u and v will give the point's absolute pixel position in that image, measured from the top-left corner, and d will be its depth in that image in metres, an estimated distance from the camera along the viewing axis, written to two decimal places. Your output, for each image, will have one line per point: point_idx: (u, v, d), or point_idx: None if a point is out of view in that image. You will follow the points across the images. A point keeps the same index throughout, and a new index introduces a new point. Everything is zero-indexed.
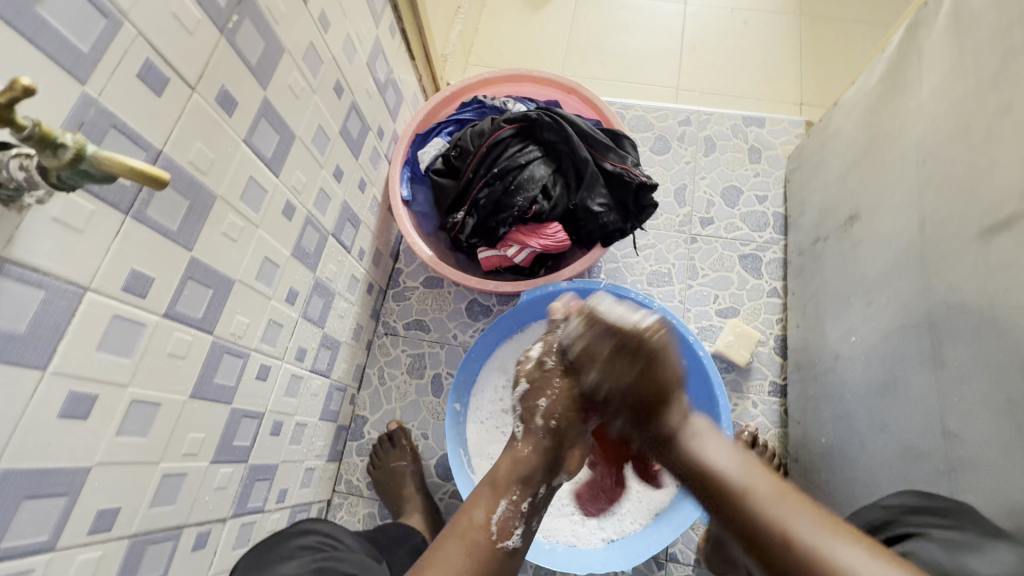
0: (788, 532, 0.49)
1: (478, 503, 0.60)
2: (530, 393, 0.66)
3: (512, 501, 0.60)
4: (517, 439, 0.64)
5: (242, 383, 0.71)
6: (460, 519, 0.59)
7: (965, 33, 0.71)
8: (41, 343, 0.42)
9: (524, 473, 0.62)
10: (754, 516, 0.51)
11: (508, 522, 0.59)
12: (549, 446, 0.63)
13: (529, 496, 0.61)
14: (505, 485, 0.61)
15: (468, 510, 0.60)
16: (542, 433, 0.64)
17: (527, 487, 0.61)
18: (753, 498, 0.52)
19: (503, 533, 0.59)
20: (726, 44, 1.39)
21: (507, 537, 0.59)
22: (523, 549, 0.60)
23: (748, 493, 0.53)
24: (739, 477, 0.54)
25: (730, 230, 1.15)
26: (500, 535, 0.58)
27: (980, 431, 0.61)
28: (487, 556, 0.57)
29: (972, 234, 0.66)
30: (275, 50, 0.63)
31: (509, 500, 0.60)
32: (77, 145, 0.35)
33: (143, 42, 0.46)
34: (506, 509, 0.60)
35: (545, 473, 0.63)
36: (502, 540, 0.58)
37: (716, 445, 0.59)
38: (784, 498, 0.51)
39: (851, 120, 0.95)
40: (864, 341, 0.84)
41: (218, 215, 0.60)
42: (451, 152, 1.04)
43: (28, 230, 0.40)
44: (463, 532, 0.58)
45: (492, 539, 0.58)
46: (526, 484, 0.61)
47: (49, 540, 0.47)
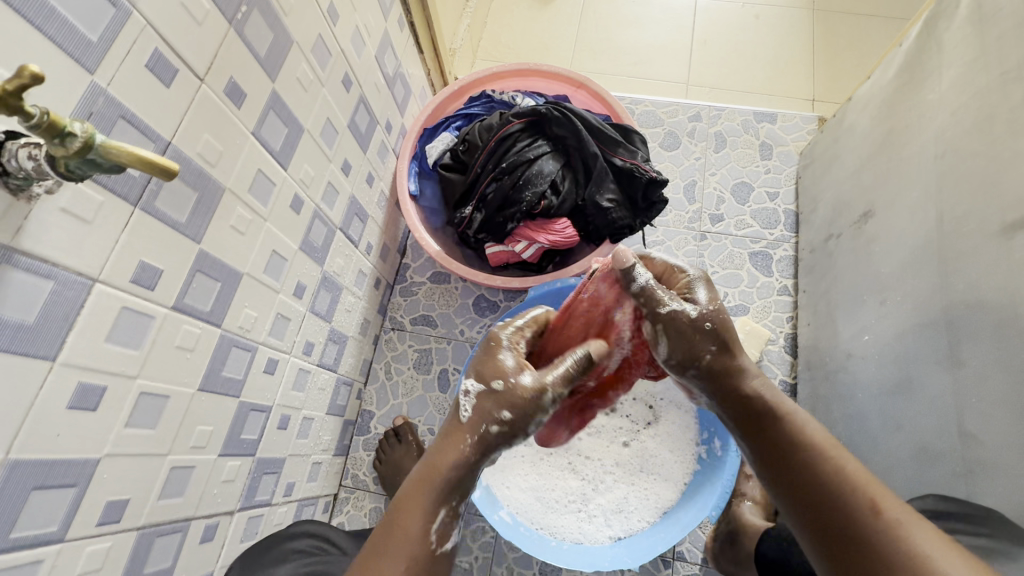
0: (876, 503, 0.47)
1: (416, 511, 0.54)
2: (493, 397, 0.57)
3: (451, 508, 0.56)
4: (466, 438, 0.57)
5: (250, 377, 0.71)
6: (395, 529, 0.53)
7: (986, 25, 0.70)
8: (51, 335, 0.42)
9: (463, 479, 0.56)
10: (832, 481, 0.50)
11: (446, 528, 0.56)
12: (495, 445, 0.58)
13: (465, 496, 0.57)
14: (441, 492, 0.55)
15: (401, 518, 0.54)
16: (490, 432, 0.57)
17: (465, 492, 0.57)
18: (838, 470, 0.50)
19: (441, 539, 0.55)
20: (738, 39, 1.37)
21: (443, 542, 0.56)
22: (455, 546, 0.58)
23: (832, 468, 0.50)
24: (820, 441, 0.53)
25: (740, 227, 1.14)
26: (438, 542, 0.55)
27: (999, 430, 0.61)
28: (425, 568, 0.53)
29: (993, 230, 0.64)
30: (284, 41, 0.63)
31: (449, 509, 0.55)
32: (85, 134, 0.35)
33: (151, 31, 0.45)
34: (446, 516, 0.56)
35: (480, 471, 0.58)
36: (441, 546, 0.55)
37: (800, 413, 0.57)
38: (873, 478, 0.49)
39: (866, 115, 0.94)
40: (877, 340, 0.83)
41: (226, 208, 0.59)
42: (459, 147, 1.04)
43: (36, 220, 0.40)
44: (400, 547, 0.53)
45: (431, 548, 0.54)
46: (463, 489, 0.57)
47: (59, 531, 0.47)
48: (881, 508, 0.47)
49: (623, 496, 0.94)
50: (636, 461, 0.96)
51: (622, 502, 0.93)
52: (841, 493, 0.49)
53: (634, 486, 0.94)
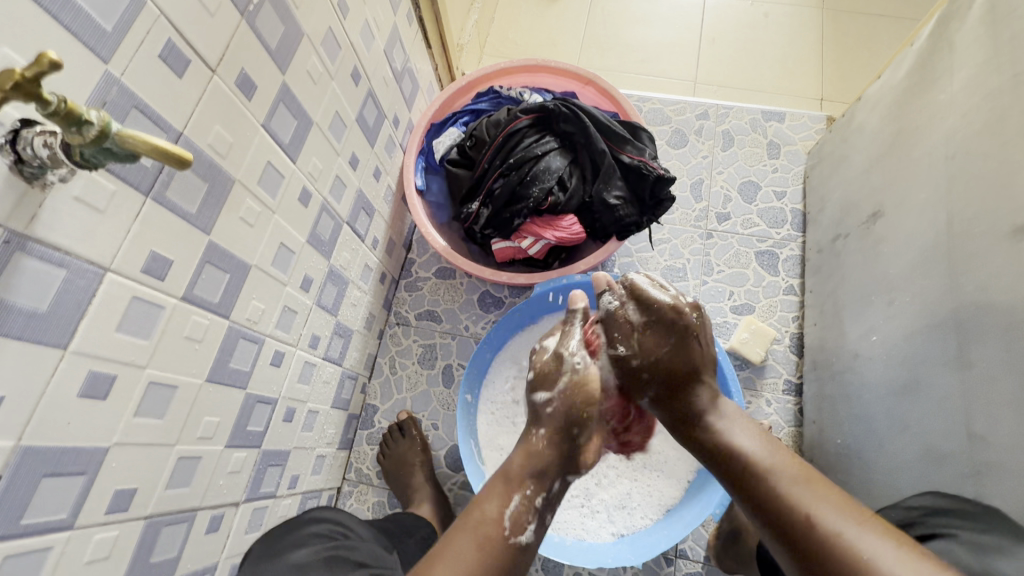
0: (812, 517, 0.49)
1: (492, 496, 0.59)
2: (535, 385, 0.70)
3: (526, 496, 0.60)
4: (533, 432, 0.66)
5: (257, 369, 0.71)
6: (472, 513, 0.58)
7: (999, 24, 0.69)
8: (62, 323, 0.43)
9: (536, 468, 0.62)
10: (782, 500, 0.52)
11: (521, 516, 0.59)
12: (559, 437, 0.65)
13: (541, 491, 0.61)
14: (516, 480, 0.61)
15: (480, 503, 0.59)
16: (551, 421, 0.66)
17: (539, 483, 0.62)
18: (777, 490, 0.53)
19: (516, 528, 0.58)
20: (747, 37, 1.37)
21: (519, 532, 0.58)
22: (536, 544, 0.59)
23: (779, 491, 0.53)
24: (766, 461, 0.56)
25: (747, 226, 1.14)
26: (512, 530, 0.57)
27: (1007, 432, 0.60)
28: (497, 549, 0.56)
29: (1003, 231, 0.64)
30: (295, 34, 0.63)
31: (522, 494, 0.60)
32: (101, 122, 0.35)
33: (165, 22, 0.45)
34: (520, 503, 0.59)
35: (558, 468, 0.64)
36: (515, 535, 0.57)
37: (744, 432, 0.61)
38: (806, 487, 0.52)
39: (876, 115, 0.94)
40: (885, 340, 0.83)
41: (236, 200, 0.59)
42: (467, 142, 1.04)
43: (50, 208, 0.40)
44: (473, 526, 0.57)
45: (505, 533, 0.57)
46: (539, 480, 0.62)
47: (68, 518, 0.47)
48: (816, 519, 0.49)
49: (627, 492, 0.94)
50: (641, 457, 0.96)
51: (625, 497, 0.94)
52: (783, 511, 0.51)
53: (637, 481, 0.94)
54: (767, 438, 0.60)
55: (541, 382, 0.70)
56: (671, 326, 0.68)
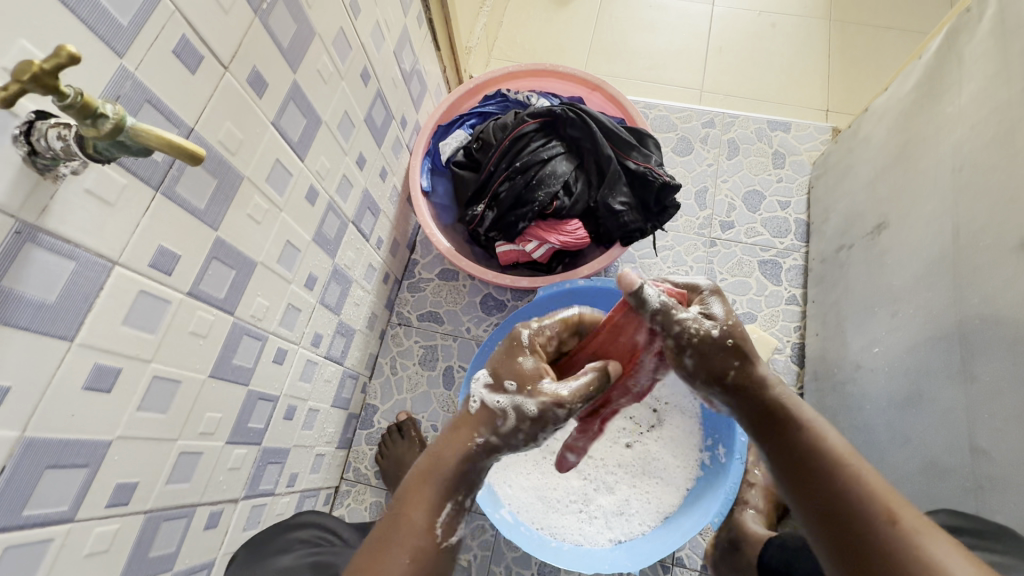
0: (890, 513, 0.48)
1: (422, 502, 0.57)
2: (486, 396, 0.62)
3: (457, 502, 0.59)
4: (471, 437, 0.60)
5: (259, 366, 0.71)
6: (400, 519, 0.56)
7: (1010, 39, 0.70)
8: (70, 315, 0.43)
9: (467, 472, 0.59)
10: (858, 493, 0.50)
11: (452, 521, 0.58)
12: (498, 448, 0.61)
13: (471, 494, 0.60)
14: (444, 486, 0.58)
15: (408, 511, 0.57)
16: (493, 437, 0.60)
17: (469, 487, 0.60)
18: (859, 481, 0.51)
19: (447, 534, 0.58)
20: (754, 47, 1.37)
21: (449, 534, 0.58)
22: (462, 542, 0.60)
23: (848, 483, 0.51)
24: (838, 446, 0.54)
25: (751, 235, 1.14)
26: (443, 535, 0.57)
27: (1009, 445, 0.60)
28: (430, 559, 0.56)
29: (1009, 246, 0.64)
30: (308, 33, 0.63)
31: (455, 502, 0.58)
32: (116, 115, 0.35)
33: (180, 18, 0.46)
34: (450, 512, 0.58)
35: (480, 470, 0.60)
36: (446, 539, 0.57)
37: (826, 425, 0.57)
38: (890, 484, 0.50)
39: (882, 127, 0.94)
40: (887, 352, 0.83)
41: (244, 196, 0.59)
42: (473, 145, 1.04)
43: (61, 200, 0.40)
44: (406, 536, 0.55)
45: (436, 540, 0.56)
46: (466, 484, 0.59)
47: (70, 510, 0.47)
48: (898, 516, 0.47)
49: (625, 498, 0.94)
50: (641, 463, 0.95)
51: (624, 504, 0.93)
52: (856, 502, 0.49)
53: (636, 488, 0.94)
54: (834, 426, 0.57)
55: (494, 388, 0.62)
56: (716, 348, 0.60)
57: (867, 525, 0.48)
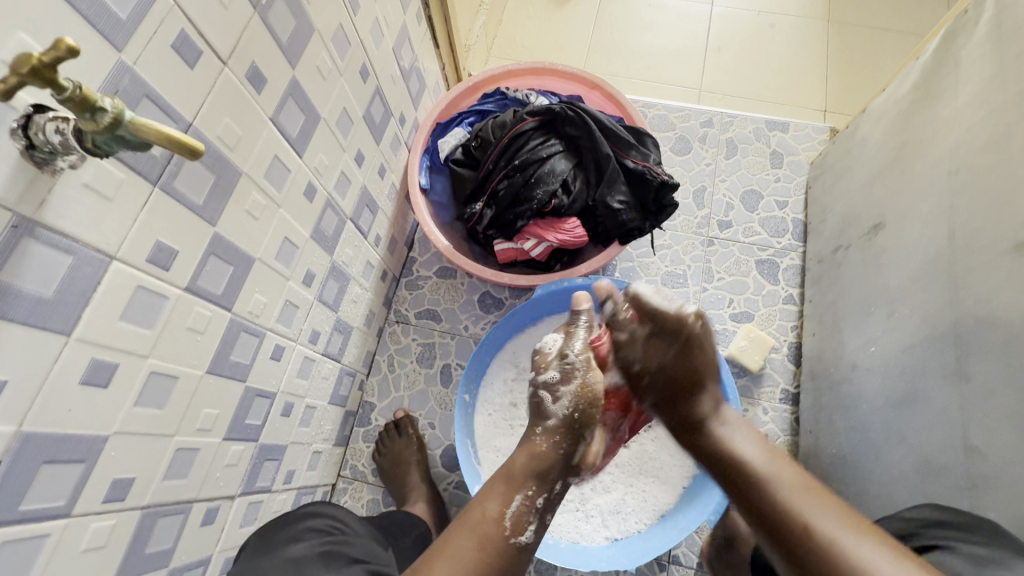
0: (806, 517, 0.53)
1: (494, 495, 0.59)
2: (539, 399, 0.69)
3: (528, 496, 0.60)
4: (536, 435, 0.65)
5: (257, 362, 0.71)
6: (473, 511, 0.59)
7: (1006, 40, 0.70)
8: (67, 310, 0.43)
9: (538, 471, 0.62)
10: (774, 500, 0.56)
11: (522, 517, 0.59)
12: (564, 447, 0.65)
13: (544, 493, 0.61)
14: (520, 480, 0.60)
15: (481, 503, 0.59)
16: (557, 432, 0.65)
17: (542, 483, 0.61)
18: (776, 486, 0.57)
19: (517, 527, 0.58)
20: (752, 47, 1.37)
21: (520, 532, 0.58)
22: (535, 544, 0.59)
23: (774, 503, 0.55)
24: (761, 471, 0.59)
25: (748, 235, 1.14)
26: (513, 530, 0.58)
27: (1004, 445, 0.61)
28: (499, 549, 0.56)
29: (1004, 247, 0.65)
30: (307, 30, 0.63)
31: (525, 495, 0.59)
32: (115, 110, 0.35)
33: (179, 13, 0.45)
34: (521, 504, 0.59)
35: (561, 471, 0.64)
36: (516, 535, 0.57)
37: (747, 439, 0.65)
38: (809, 494, 0.55)
39: (880, 127, 0.94)
40: (883, 351, 0.83)
41: (242, 192, 0.59)
42: (472, 142, 1.04)
43: (59, 194, 0.40)
44: (474, 524, 0.57)
45: (506, 533, 0.57)
46: (542, 481, 0.61)
47: (66, 506, 0.47)
48: (812, 522, 0.52)
49: (621, 497, 0.94)
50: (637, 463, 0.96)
51: (619, 503, 0.94)
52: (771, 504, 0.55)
53: (631, 487, 0.94)
54: (767, 448, 0.63)
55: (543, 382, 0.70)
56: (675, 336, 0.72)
57: (784, 525, 0.53)
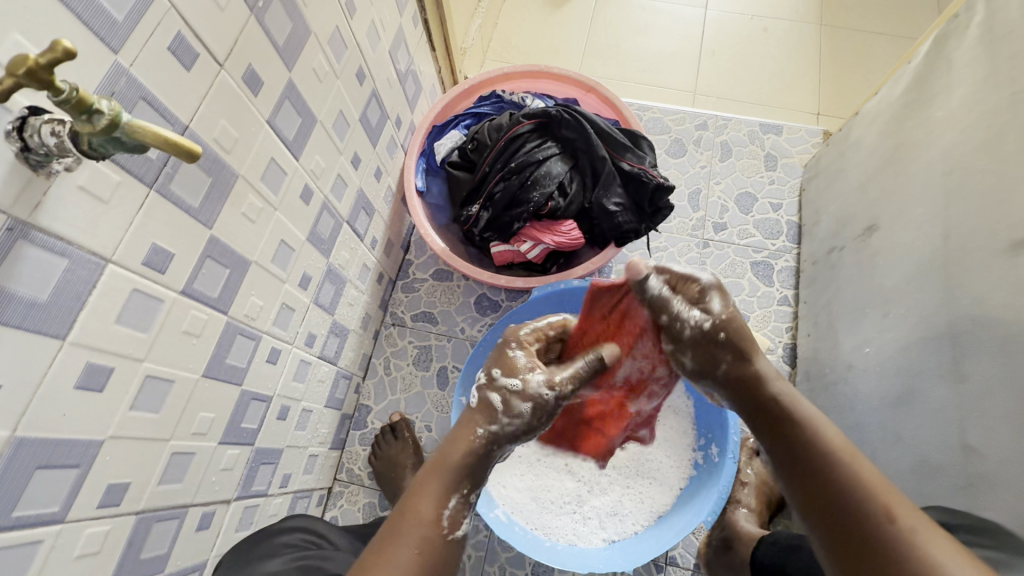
0: (890, 510, 0.49)
1: (428, 493, 0.56)
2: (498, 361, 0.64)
3: (463, 495, 0.58)
4: (476, 428, 0.60)
5: (253, 365, 0.71)
6: (407, 510, 0.56)
7: (999, 44, 0.71)
8: (63, 313, 0.42)
9: (472, 465, 0.59)
10: (858, 487, 0.51)
11: (459, 514, 0.57)
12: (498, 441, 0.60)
13: (478, 487, 0.59)
14: (455, 479, 0.58)
15: (415, 503, 0.56)
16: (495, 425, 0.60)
17: (477, 480, 0.59)
18: (858, 478, 0.51)
19: (454, 525, 0.56)
20: (746, 51, 1.38)
21: (456, 528, 0.57)
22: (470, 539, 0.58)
23: (854, 490, 0.51)
24: (835, 441, 0.55)
25: (743, 237, 1.15)
26: (451, 527, 0.56)
27: (1000, 445, 0.61)
28: (437, 551, 0.54)
29: (998, 249, 0.65)
30: (303, 32, 0.63)
31: (460, 494, 0.57)
32: (112, 112, 0.35)
33: (176, 15, 0.45)
34: (458, 502, 0.57)
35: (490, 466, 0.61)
36: (453, 532, 0.56)
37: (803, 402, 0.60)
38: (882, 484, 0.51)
39: (873, 130, 0.95)
40: (879, 352, 0.83)
41: (238, 195, 0.59)
42: (468, 145, 1.04)
43: (54, 197, 0.40)
44: (411, 527, 0.54)
45: (443, 531, 0.55)
46: (477, 476, 0.59)
47: (61, 511, 0.46)
48: (896, 514, 0.48)
49: (618, 499, 0.94)
50: (634, 464, 0.96)
51: (617, 505, 0.93)
52: (853, 492, 0.51)
53: (629, 489, 0.94)
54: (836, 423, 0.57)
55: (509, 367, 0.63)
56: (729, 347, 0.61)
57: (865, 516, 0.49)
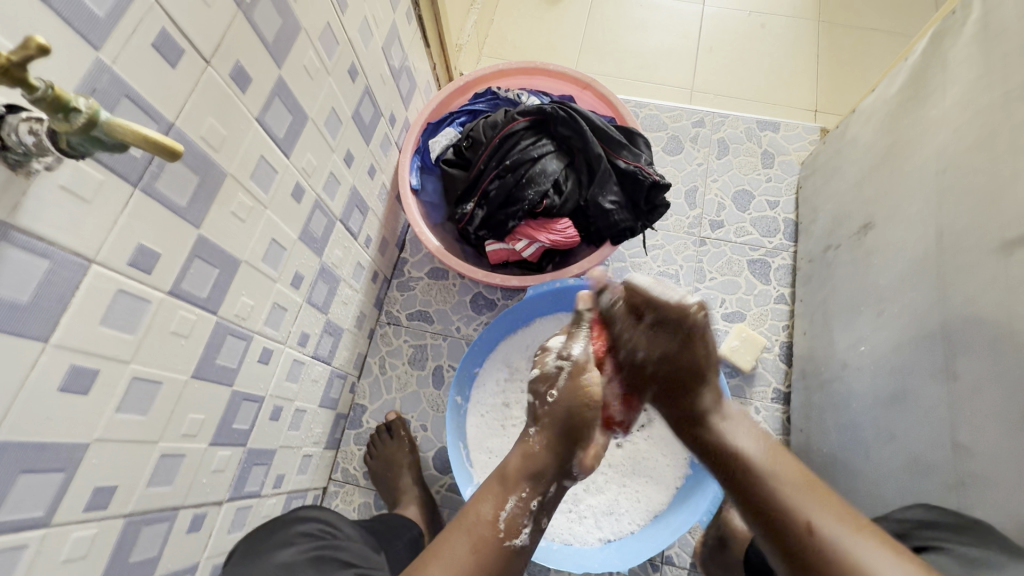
0: (812, 524, 0.53)
1: (489, 496, 0.62)
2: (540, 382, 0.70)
3: (521, 498, 0.62)
4: (529, 433, 0.67)
5: (244, 366, 0.70)
6: (467, 514, 0.61)
7: (995, 40, 0.70)
8: (45, 314, 0.42)
9: (531, 471, 0.63)
10: (788, 512, 0.56)
11: (515, 521, 0.61)
12: (558, 437, 0.65)
13: (538, 494, 0.63)
14: (514, 481, 0.63)
15: (475, 507, 0.62)
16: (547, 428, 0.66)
17: (537, 485, 0.63)
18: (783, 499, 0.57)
19: (512, 530, 0.61)
20: (743, 47, 1.37)
21: (514, 535, 0.61)
22: (531, 547, 0.62)
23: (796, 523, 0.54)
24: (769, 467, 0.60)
25: (740, 234, 1.14)
26: (507, 533, 0.60)
27: (992, 445, 0.61)
28: (493, 551, 0.59)
29: (992, 247, 0.65)
30: (292, 29, 0.62)
31: (517, 497, 0.62)
32: (89, 110, 0.34)
33: (159, 11, 0.44)
34: (516, 506, 0.61)
35: (556, 472, 0.65)
36: (510, 538, 0.60)
37: (747, 436, 0.66)
38: (814, 501, 0.55)
39: (870, 127, 0.94)
40: (873, 351, 0.83)
41: (227, 194, 0.58)
42: (463, 143, 1.03)
43: (34, 197, 0.39)
44: (470, 527, 0.60)
45: (499, 534, 0.60)
46: (536, 483, 0.63)
47: (45, 516, 0.46)
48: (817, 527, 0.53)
49: (614, 498, 0.94)
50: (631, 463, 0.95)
51: (613, 504, 0.93)
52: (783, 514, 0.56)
53: (625, 488, 0.94)
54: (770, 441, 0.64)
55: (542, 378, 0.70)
56: (677, 327, 0.68)
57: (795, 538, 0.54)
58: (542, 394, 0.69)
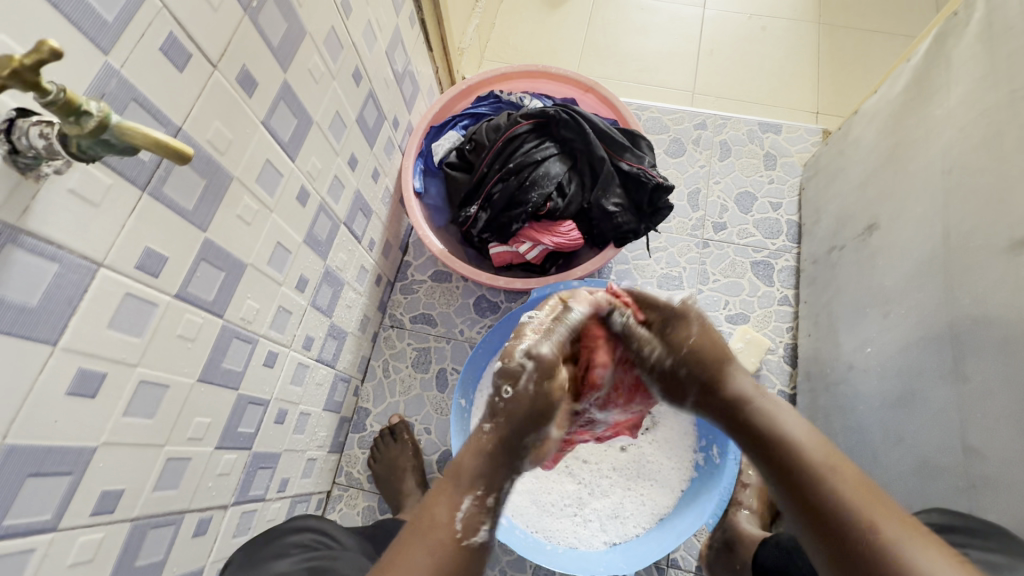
0: (873, 524, 0.48)
1: (441, 498, 0.57)
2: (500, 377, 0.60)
3: (477, 497, 0.57)
4: (483, 427, 0.60)
5: (249, 369, 0.70)
6: (421, 517, 0.56)
7: (998, 41, 0.70)
8: (54, 318, 0.42)
9: (486, 469, 0.58)
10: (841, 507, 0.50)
11: (474, 519, 0.57)
12: (509, 436, 0.59)
13: (494, 491, 0.58)
14: (468, 480, 0.58)
15: (429, 508, 0.57)
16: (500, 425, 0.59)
17: (491, 483, 0.58)
18: (834, 494, 0.52)
19: (469, 531, 0.56)
20: (745, 50, 1.38)
21: (472, 534, 0.56)
22: (491, 543, 0.58)
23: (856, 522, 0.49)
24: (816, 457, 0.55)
25: (743, 236, 1.14)
26: (466, 533, 0.56)
27: (1002, 445, 0.60)
28: (453, 557, 0.54)
29: (999, 246, 0.65)
30: (297, 32, 0.62)
31: (473, 497, 0.57)
32: (101, 114, 0.34)
33: (168, 15, 0.45)
34: (472, 506, 0.57)
35: (510, 466, 0.60)
36: (468, 537, 0.56)
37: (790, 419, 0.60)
38: (863, 491, 0.51)
39: (873, 128, 0.94)
40: (880, 352, 0.83)
41: (233, 197, 0.59)
42: (466, 146, 1.04)
43: (43, 201, 0.39)
44: (425, 531, 0.55)
45: (456, 536, 0.55)
46: (491, 479, 0.58)
47: (53, 519, 0.46)
48: (877, 526, 0.48)
49: (619, 501, 0.93)
50: (636, 466, 0.95)
51: (619, 507, 0.93)
52: (833, 512, 0.51)
53: (630, 491, 0.94)
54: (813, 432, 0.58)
55: (509, 375, 0.60)
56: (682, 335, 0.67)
57: (852, 538, 0.49)
58: (502, 389, 0.60)
